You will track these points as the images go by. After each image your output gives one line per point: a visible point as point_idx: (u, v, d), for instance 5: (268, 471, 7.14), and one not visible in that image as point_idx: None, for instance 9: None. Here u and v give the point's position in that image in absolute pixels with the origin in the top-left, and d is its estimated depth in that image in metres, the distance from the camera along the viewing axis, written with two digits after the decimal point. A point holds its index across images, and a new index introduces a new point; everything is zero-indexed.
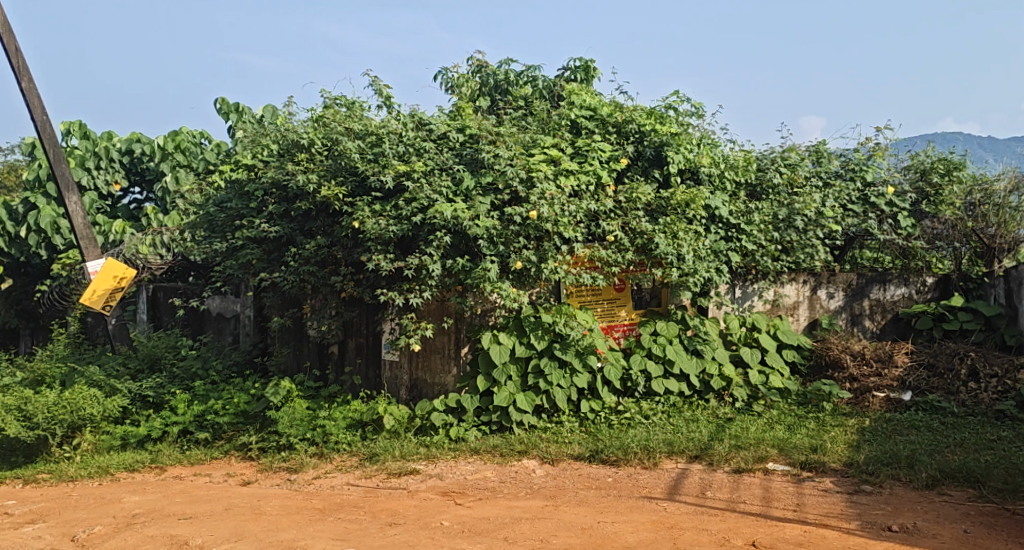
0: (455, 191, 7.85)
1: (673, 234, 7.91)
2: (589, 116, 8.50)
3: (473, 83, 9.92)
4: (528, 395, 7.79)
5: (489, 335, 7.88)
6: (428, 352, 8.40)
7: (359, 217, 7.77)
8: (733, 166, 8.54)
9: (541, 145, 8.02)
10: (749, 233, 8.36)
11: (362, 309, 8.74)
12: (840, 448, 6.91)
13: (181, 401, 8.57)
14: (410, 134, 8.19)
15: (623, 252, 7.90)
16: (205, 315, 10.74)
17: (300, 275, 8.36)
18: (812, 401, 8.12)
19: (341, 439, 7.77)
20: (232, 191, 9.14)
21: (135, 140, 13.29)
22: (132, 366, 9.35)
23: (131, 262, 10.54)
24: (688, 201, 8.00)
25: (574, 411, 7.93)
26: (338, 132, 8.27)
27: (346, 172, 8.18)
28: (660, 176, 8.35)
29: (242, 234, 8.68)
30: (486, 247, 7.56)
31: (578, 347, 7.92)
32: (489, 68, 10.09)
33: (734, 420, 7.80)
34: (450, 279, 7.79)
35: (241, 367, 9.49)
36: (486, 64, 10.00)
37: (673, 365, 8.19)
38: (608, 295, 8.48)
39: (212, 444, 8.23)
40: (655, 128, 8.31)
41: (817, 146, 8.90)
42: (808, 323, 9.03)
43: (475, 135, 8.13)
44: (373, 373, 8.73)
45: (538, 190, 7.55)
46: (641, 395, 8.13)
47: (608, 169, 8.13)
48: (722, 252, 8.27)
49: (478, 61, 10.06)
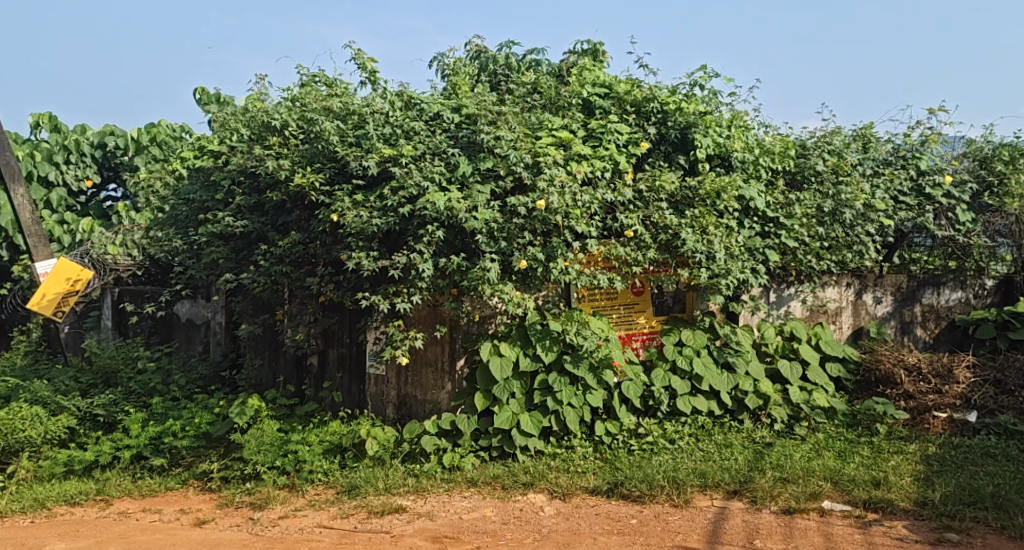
0: (450, 178, 6.77)
1: (703, 230, 6.83)
2: (603, 95, 7.38)
3: (468, 63, 8.26)
4: (534, 416, 6.71)
5: (489, 345, 6.80)
6: (418, 365, 7.28)
7: (338, 209, 6.67)
8: (769, 151, 7.35)
9: (550, 126, 6.96)
10: (790, 228, 7.24)
11: (344, 315, 7.67)
12: (907, 481, 5.85)
13: (135, 421, 7.47)
14: (397, 114, 7.10)
15: (644, 249, 6.83)
16: (173, 323, 9.58)
17: (271, 277, 7.27)
18: (862, 423, 7.04)
19: (316, 469, 6.65)
20: (195, 181, 8.01)
21: (108, 133, 12.05)
22: (84, 381, 8.28)
23: (92, 261, 9.39)
24: (719, 191, 6.90)
25: (587, 434, 6.84)
26: (314, 110, 7.14)
27: (323, 157, 7.09)
28: (686, 163, 7.20)
29: (206, 230, 7.54)
30: (485, 243, 6.50)
31: (592, 360, 6.81)
32: (489, 54, 8.30)
33: (773, 445, 6.71)
34: (443, 281, 6.74)
35: (207, 381, 8.36)
36: (486, 50, 8.23)
37: (701, 381, 7.07)
38: (625, 299, 7.36)
39: (169, 472, 7.13)
40: (680, 107, 7.18)
41: (862, 131, 7.75)
42: (852, 333, 7.96)
43: (473, 115, 7.02)
44: (356, 388, 7.64)
45: (547, 176, 6.49)
46: (664, 416, 7.04)
47: (626, 155, 7.02)
48: (758, 250, 7.15)
49: (475, 46, 8.27)
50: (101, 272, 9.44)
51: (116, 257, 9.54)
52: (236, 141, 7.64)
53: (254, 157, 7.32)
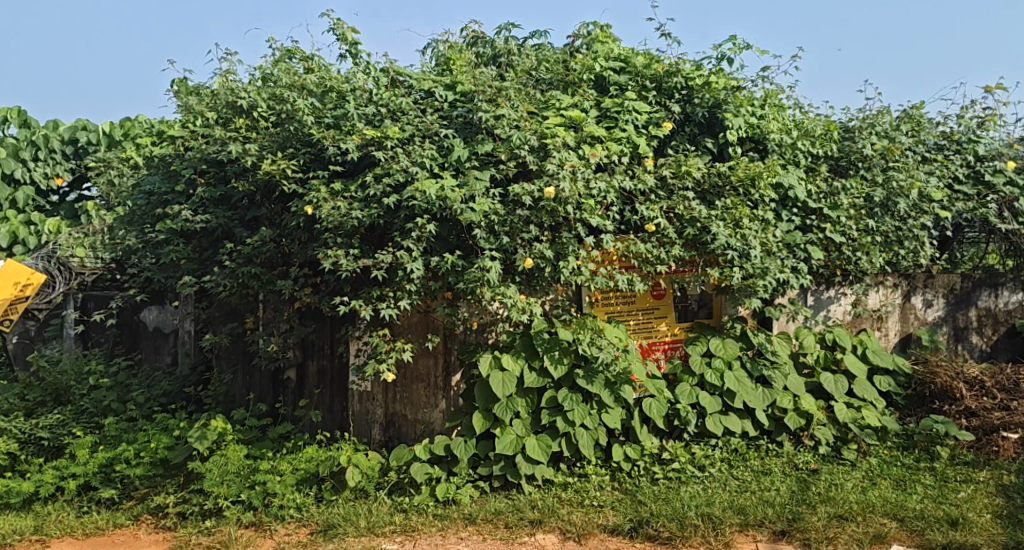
0: (443, 163, 5.87)
1: (736, 223, 5.90)
2: (619, 69, 6.41)
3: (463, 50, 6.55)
4: (542, 440, 5.80)
5: (489, 357, 5.87)
6: (409, 381, 6.32)
7: (313, 200, 5.77)
8: (808, 133, 6.40)
9: (558, 105, 6.04)
10: (834, 220, 6.28)
11: (324, 323, 6.74)
12: (988, 521, 4.99)
13: (83, 446, 6.57)
14: (382, 92, 6.16)
15: (667, 246, 5.89)
16: (139, 330, 8.46)
17: (239, 279, 6.37)
18: (919, 445, 6.11)
19: (287, 504, 5.82)
20: (156, 172, 7.09)
21: (80, 126, 10.29)
22: (31, 398, 7.34)
23: (58, 265, 8.25)
24: (754, 177, 5.97)
25: (603, 460, 5.93)
26: (284, 87, 6.21)
27: (297, 142, 6.17)
28: (713, 147, 6.21)
29: (164, 227, 6.67)
30: (484, 239, 5.59)
31: (608, 375, 5.89)
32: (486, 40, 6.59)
33: (820, 473, 5.77)
34: (436, 283, 5.81)
35: (171, 398, 7.41)
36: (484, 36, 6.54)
37: (733, 398, 6.11)
38: (644, 303, 6.39)
39: (119, 505, 6.28)
40: (708, 81, 6.20)
41: (912, 112, 6.81)
42: (899, 341, 7.01)
43: (469, 92, 6.09)
44: (338, 406, 6.70)
45: (556, 159, 5.60)
46: (691, 438, 6.10)
47: (646, 136, 6.07)
48: (799, 246, 6.17)
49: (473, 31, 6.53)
50: (67, 277, 8.30)
51: (83, 259, 8.31)
52: (199, 126, 6.70)
53: (218, 142, 6.39)
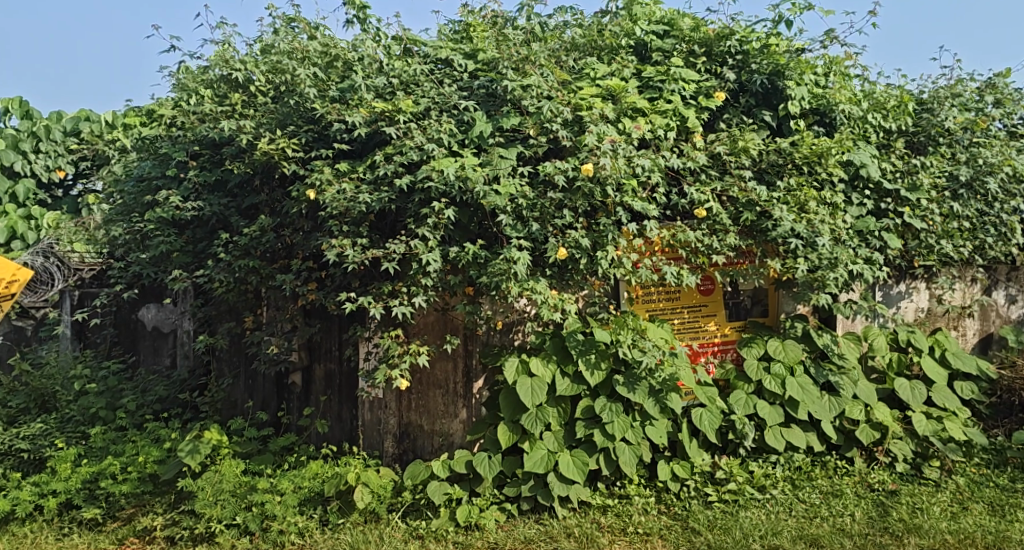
0: (464, 140, 5.13)
1: (801, 207, 5.11)
2: (663, 33, 5.64)
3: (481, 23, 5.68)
4: (578, 456, 5.06)
5: (516, 361, 5.13)
6: (425, 388, 5.60)
7: (315, 183, 5.06)
8: (879, 105, 5.62)
9: (593, 74, 5.28)
10: (913, 203, 5.50)
11: (331, 322, 6.03)
12: None
13: (65, 459, 5.90)
14: (394, 62, 5.45)
15: (720, 234, 5.13)
16: (137, 331, 7.67)
17: (235, 274, 5.69)
18: (1012, 463, 5.35)
19: (288, 529, 5.12)
20: (148, 156, 6.42)
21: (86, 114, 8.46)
22: (13, 405, 6.68)
23: (56, 261, 7.47)
24: (822, 154, 5.19)
25: (647, 479, 5.19)
26: (284, 55, 5.49)
27: (299, 118, 5.45)
28: (773, 121, 5.42)
29: (153, 215, 5.97)
30: (510, 227, 4.85)
31: (652, 382, 5.12)
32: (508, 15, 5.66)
33: (900, 495, 5.00)
34: (455, 277, 5.08)
35: (166, 405, 6.75)
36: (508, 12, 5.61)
37: (796, 408, 5.33)
38: (690, 299, 5.61)
39: (104, 527, 5.61)
40: (767, 44, 5.41)
41: (996, 80, 6.08)
42: (980, 342, 6.21)
43: (493, 60, 5.35)
44: (347, 415, 5.98)
45: (593, 132, 4.85)
46: (747, 453, 5.33)
47: (695, 109, 5.30)
48: (872, 234, 5.40)
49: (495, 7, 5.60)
50: (65, 272, 7.51)
51: (83, 254, 7.52)
52: (193, 104, 6.00)
53: (210, 119, 5.69)
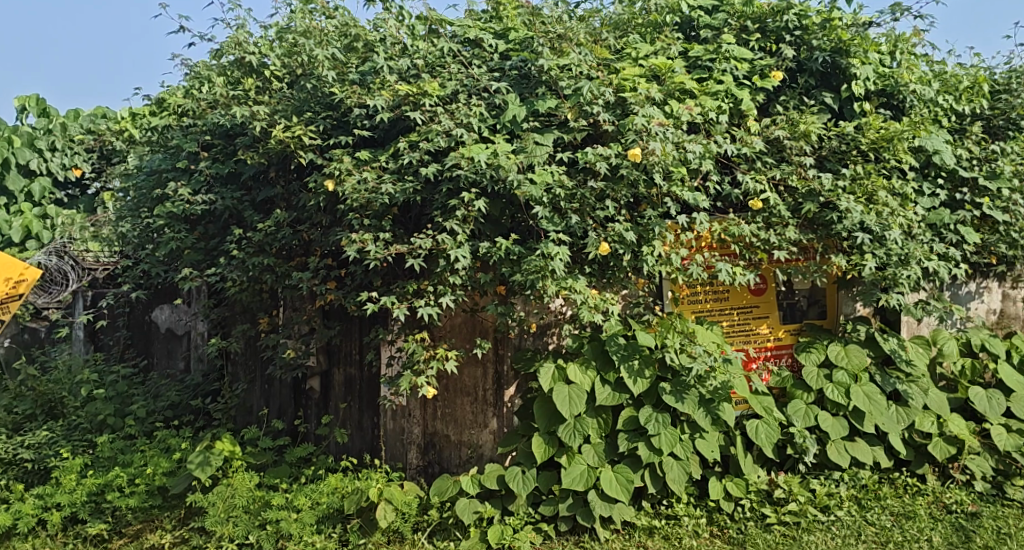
0: (495, 125, 4.69)
1: (869, 198, 4.62)
2: (712, 8, 5.16)
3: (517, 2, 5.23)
4: (621, 473, 4.59)
5: (552, 368, 4.67)
6: (451, 395, 5.16)
7: (334, 172, 4.63)
8: (950, 86, 5.13)
9: (636, 53, 4.81)
10: (993, 192, 5.04)
11: (351, 324, 5.61)
12: None
13: (70, 470, 5.50)
14: (419, 42, 5.03)
15: (778, 228, 4.65)
16: (151, 333, 7.31)
17: (249, 272, 5.27)
18: None
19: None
20: (157, 148, 6.02)
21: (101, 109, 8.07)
22: (19, 411, 6.30)
23: (69, 261, 7.08)
24: (891, 139, 4.70)
25: (697, 498, 4.73)
26: (301, 36, 5.07)
27: (315, 103, 5.03)
28: (834, 103, 4.94)
29: (161, 209, 5.56)
30: (547, 219, 4.39)
31: (703, 391, 4.65)
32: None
33: (981, 518, 4.52)
34: (486, 275, 4.64)
35: (178, 412, 6.35)
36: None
37: (862, 420, 4.84)
38: (741, 299, 5.12)
39: (110, 543, 5.22)
40: (829, 19, 4.92)
41: None
42: None
43: (527, 39, 4.92)
44: (369, 423, 5.55)
45: (640, 114, 4.39)
46: (807, 469, 4.86)
47: (749, 90, 4.82)
48: (946, 227, 4.94)
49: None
50: (78, 272, 7.12)
51: (97, 253, 7.20)
52: (204, 91, 5.60)
53: (222, 105, 5.28)
